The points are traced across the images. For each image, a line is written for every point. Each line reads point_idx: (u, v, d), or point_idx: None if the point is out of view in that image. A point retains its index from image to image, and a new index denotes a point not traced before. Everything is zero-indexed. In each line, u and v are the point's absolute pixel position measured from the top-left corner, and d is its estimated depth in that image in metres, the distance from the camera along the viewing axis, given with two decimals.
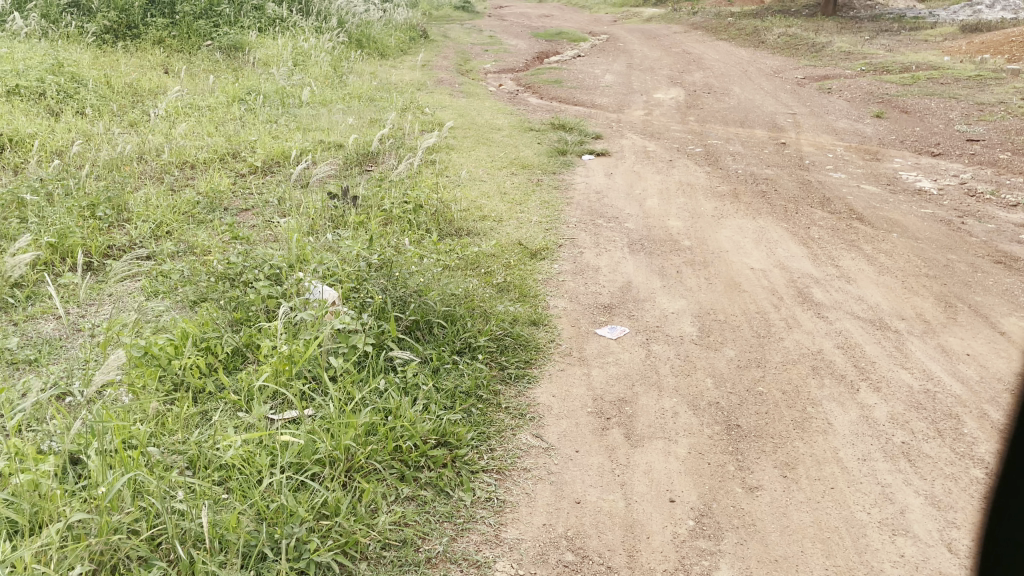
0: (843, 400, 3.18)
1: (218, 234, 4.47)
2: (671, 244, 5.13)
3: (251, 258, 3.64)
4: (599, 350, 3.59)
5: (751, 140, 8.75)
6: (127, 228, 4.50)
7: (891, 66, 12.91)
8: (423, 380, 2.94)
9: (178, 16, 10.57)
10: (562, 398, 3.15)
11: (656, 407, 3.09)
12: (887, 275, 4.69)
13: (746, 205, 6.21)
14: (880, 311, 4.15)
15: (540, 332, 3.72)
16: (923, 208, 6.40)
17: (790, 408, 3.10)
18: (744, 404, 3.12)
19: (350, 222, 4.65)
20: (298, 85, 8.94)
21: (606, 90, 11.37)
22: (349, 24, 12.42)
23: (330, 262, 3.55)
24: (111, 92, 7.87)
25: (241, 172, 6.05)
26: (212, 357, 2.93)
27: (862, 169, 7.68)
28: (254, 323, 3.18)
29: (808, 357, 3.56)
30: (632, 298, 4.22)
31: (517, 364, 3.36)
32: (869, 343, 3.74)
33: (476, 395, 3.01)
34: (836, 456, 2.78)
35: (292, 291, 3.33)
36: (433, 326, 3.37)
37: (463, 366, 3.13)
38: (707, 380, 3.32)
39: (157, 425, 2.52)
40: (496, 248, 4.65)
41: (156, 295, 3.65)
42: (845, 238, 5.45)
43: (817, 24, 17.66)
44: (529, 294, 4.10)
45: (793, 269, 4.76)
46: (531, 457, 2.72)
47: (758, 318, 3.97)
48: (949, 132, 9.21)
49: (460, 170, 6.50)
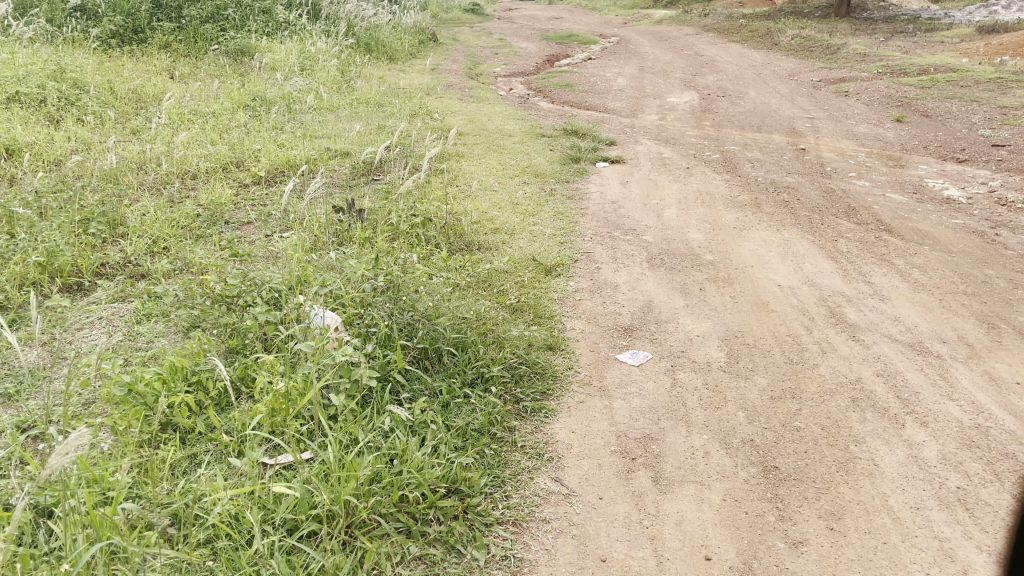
0: (889, 436, 2.93)
1: (217, 251, 4.26)
2: (692, 259, 4.88)
3: (248, 280, 3.42)
4: (621, 378, 3.35)
5: (769, 146, 8.49)
6: (123, 244, 4.29)
7: (909, 68, 12.61)
8: (433, 419, 2.70)
9: (184, 20, 10.39)
10: (582, 434, 2.90)
11: (685, 446, 2.84)
12: (923, 293, 4.43)
13: (768, 215, 5.96)
14: (920, 333, 3.88)
15: (557, 359, 3.47)
16: (953, 218, 6.12)
17: (832, 447, 2.85)
18: (780, 442, 2.88)
19: (355, 237, 4.41)
20: (305, 90, 8.74)
21: (618, 94, 11.12)
22: (357, 28, 12.23)
23: (333, 284, 3.32)
24: (113, 98, 7.68)
25: (244, 182, 5.84)
26: (204, 393, 2.70)
27: (886, 176, 7.40)
28: (249, 353, 2.97)
29: (846, 387, 3.30)
30: (653, 319, 3.97)
31: (533, 396, 3.12)
32: (910, 369, 3.48)
33: (490, 433, 2.78)
34: (886, 504, 2.54)
35: (290, 318, 3.10)
36: (443, 354, 3.13)
37: (475, 401, 2.89)
38: (738, 414, 3.07)
39: (140, 474, 2.30)
40: (509, 264, 4.40)
41: (149, 320, 3.44)
42: (874, 251, 5.18)
43: (831, 26, 17.31)
44: (544, 315, 3.86)
45: (823, 286, 4.50)
46: (551, 505, 2.49)
47: (789, 343, 3.72)
48: (973, 137, 8.92)
49: (471, 179, 6.27)
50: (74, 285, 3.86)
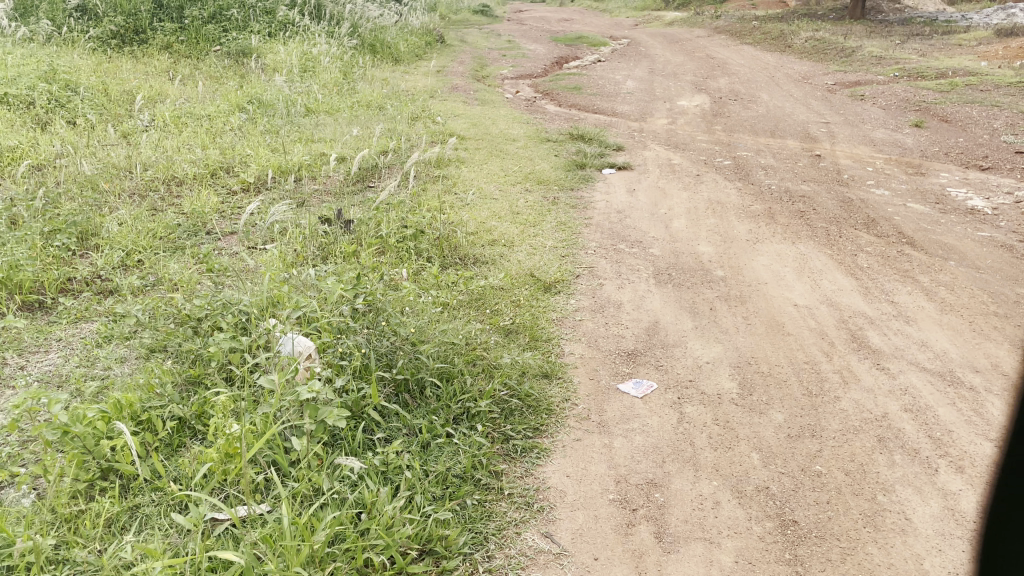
0: (920, 484, 2.63)
1: (193, 265, 3.98)
2: (702, 274, 4.57)
3: (217, 301, 3.15)
4: (622, 413, 3.04)
5: (783, 152, 8.16)
6: (93, 257, 4.02)
7: (927, 71, 12.24)
8: (408, 464, 2.42)
9: (186, 21, 10.14)
10: (577, 479, 2.61)
11: (692, 493, 2.55)
12: (950, 315, 4.11)
13: (782, 227, 5.64)
14: (950, 361, 3.57)
15: (553, 389, 3.17)
16: (979, 231, 5.78)
17: (858, 497, 2.55)
18: (799, 491, 2.57)
19: (341, 251, 4.13)
20: (304, 92, 8.47)
21: (628, 97, 10.80)
22: (363, 29, 11.95)
23: (308, 306, 3.04)
24: (105, 100, 7.42)
25: (232, 189, 5.56)
26: (154, 434, 2.42)
27: (906, 185, 7.07)
28: (211, 384, 2.68)
29: (872, 425, 2.99)
30: (660, 342, 3.67)
31: (524, 433, 2.83)
32: (942, 404, 3.17)
33: (473, 478, 2.49)
34: (921, 569, 2.24)
35: (257, 344, 2.81)
36: (424, 387, 2.85)
37: (458, 441, 2.60)
38: (752, 455, 2.76)
39: (68, 536, 2.02)
40: (504, 280, 4.11)
41: (109, 344, 3.17)
42: (897, 267, 4.85)
43: (845, 28, 16.96)
44: (540, 337, 3.58)
45: (844, 306, 4.18)
46: (538, 568, 2.20)
47: (808, 371, 3.41)
48: (996, 143, 8.57)
49: (470, 187, 5.98)
50: (35, 303, 3.59)
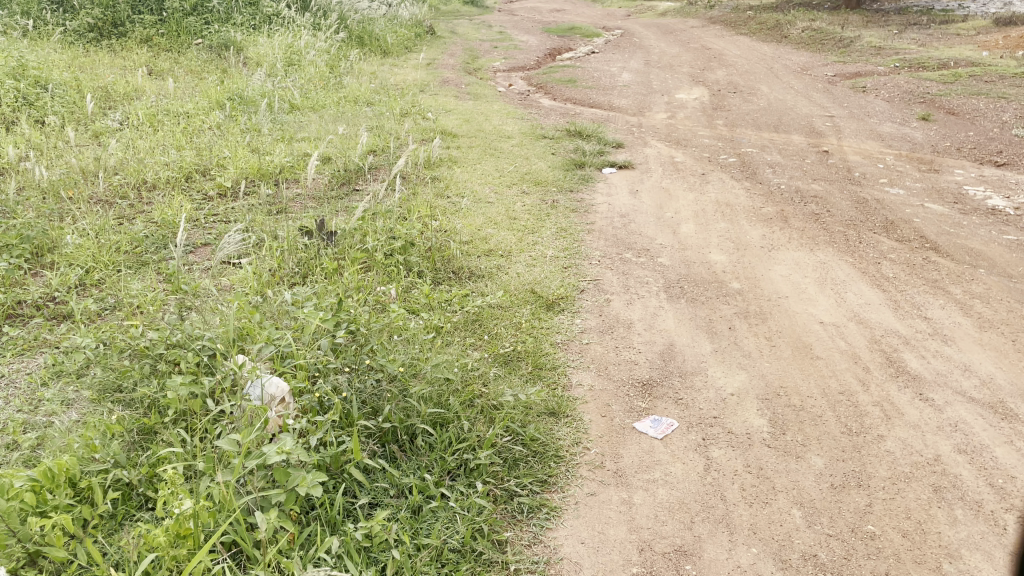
0: (989, 548, 2.29)
1: (158, 285, 3.60)
2: (717, 287, 4.22)
3: (178, 331, 2.76)
4: (641, 459, 2.68)
5: (789, 148, 7.80)
6: (48, 277, 3.63)
7: (928, 61, 11.87)
8: (396, 539, 2.08)
9: (166, 13, 9.68)
10: (593, 547, 2.26)
11: (729, 564, 2.20)
12: (990, 332, 3.75)
13: (797, 231, 5.28)
14: (999, 389, 3.21)
15: (561, 430, 2.79)
16: (1004, 233, 5.42)
17: (920, 567, 2.21)
18: (851, 559, 2.24)
19: (323, 268, 3.74)
20: (288, 87, 8.05)
21: (624, 90, 10.43)
22: (350, 20, 11.48)
23: (282, 341, 2.64)
24: (77, 97, 6.96)
25: (208, 194, 5.16)
26: (94, 507, 2.05)
27: (920, 183, 6.71)
28: (165, 438, 2.31)
29: (924, 471, 2.64)
30: (677, 370, 3.30)
31: (531, 488, 2.47)
32: (1000, 443, 2.82)
33: (472, 551, 2.14)
34: None
35: (221, 387, 2.41)
36: (416, 435, 2.49)
37: (454, 505, 2.25)
38: (793, 513, 2.41)
39: None
40: (502, 298, 3.73)
41: (55, 383, 2.77)
42: (925, 277, 4.49)
43: (843, 18, 16.57)
44: (544, 367, 3.21)
45: (874, 323, 3.82)
46: None
47: (844, 404, 3.05)
48: (1007, 137, 8.21)
49: (464, 190, 5.60)
50: None
